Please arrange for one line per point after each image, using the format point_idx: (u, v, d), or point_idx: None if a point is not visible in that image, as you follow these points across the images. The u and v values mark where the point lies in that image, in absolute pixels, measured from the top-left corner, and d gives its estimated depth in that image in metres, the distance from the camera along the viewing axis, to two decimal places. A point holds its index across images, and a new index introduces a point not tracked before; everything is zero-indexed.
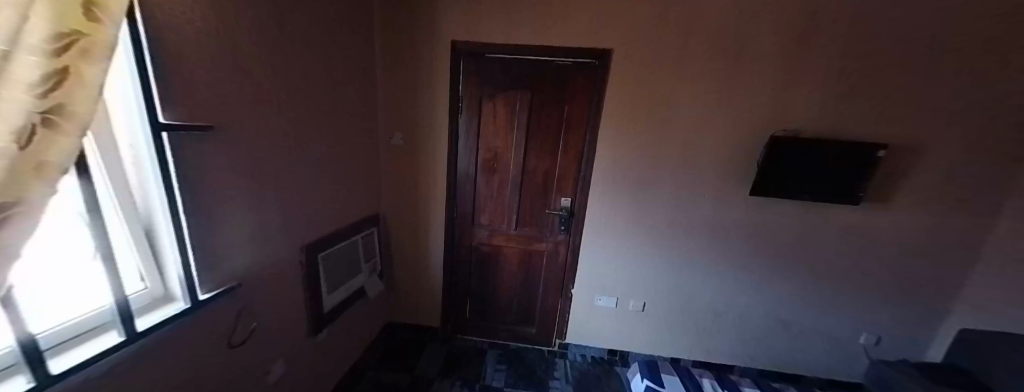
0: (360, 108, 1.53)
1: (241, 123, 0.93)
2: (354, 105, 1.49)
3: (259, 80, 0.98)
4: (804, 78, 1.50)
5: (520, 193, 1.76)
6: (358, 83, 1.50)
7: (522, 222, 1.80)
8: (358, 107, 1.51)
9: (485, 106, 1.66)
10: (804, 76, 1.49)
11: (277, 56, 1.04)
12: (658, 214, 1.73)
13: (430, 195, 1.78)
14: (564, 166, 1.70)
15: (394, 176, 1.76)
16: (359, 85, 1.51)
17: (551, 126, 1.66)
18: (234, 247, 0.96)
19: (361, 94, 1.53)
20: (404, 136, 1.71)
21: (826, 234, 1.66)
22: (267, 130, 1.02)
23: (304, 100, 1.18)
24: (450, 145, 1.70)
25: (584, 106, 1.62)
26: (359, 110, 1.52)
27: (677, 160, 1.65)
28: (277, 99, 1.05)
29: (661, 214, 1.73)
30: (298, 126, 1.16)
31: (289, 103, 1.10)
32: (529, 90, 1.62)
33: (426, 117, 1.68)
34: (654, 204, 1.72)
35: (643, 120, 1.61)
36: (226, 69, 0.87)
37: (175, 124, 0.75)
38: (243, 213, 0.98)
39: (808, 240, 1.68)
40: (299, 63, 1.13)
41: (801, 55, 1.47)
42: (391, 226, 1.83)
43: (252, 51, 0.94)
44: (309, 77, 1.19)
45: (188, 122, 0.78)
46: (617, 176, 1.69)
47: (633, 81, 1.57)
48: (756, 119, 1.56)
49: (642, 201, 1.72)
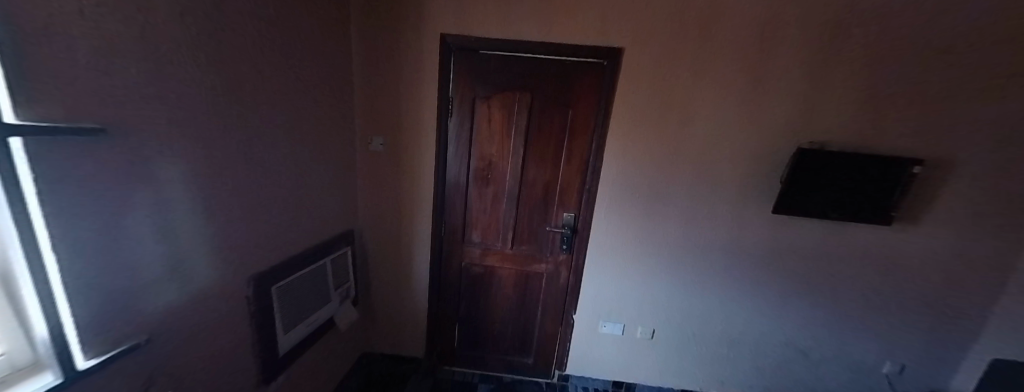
0: (329, 108, 1.30)
1: (157, 126, 0.71)
2: (323, 105, 1.26)
3: (182, 71, 0.75)
4: (834, 85, 1.34)
5: (518, 208, 1.56)
6: (328, 79, 1.27)
7: (519, 239, 1.60)
8: (327, 107, 1.29)
9: (479, 110, 1.46)
10: (835, 83, 1.34)
11: (213, 40, 0.81)
12: (670, 232, 1.55)
13: (415, 209, 1.56)
14: (568, 178, 1.51)
15: (373, 187, 1.54)
16: (329, 81, 1.28)
17: (554, 133, 1.47)
18: (149, 290, 0.72)
19: (332, 92, 1.30)
20: (385, 141, 1.48)
21: (853, 256, 1.52)
22: (196, 135, 0.79)
23: (253, 96, 0.95)
24: (438, 153, 1.49)
25: (590, 111, 1.44)
26: (328, 110, 1.29)
27: (693, 174, 1.48)
28: (211, 96, 0.82)
29: (673, 232, 1.55)
30: (244, 130, 0.93)
31: (229, 102, 0.87)
32: (529, 91, 1.43)
33: (411, 121, 1.46)
34: (666, 222, 1.54)
35: (656, 128, 1.44)
36: (132, 52, 0.64)
37: (41, 126, 0.51)
38: (161, 243, 0.74)
39: (832, 262, 1.53)
40: (246, 51, 0.91)
41: (832, 58, 1.32)
42: (368, 244, 1.60)
43: (172, 31, 0.72)
44: (261, 68, 0.96)
45: (65, 124, 0.55)
46: (627, 190, 1.51)
47: (646, 84, 1.39)
48: (780, 129, 1.40)
49: (653, 217, 1.54)
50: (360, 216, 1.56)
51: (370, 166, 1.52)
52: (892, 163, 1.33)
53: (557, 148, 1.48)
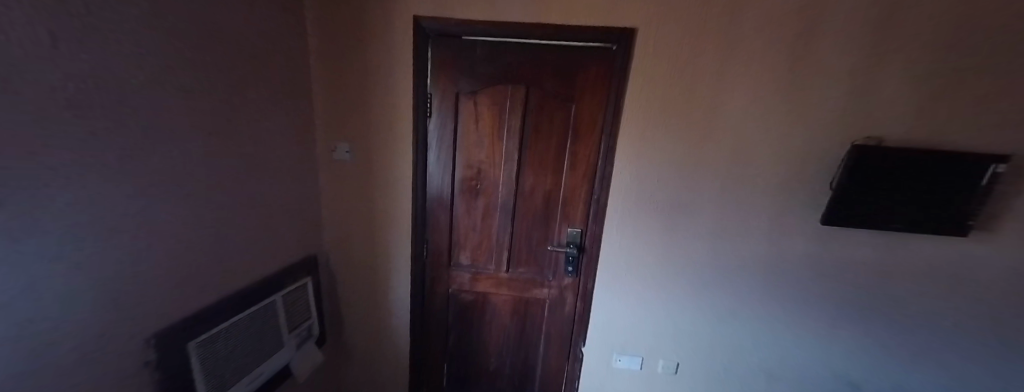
0: (276, 109, 1.05)
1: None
2: (267, 106, 1.01)
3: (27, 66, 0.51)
4: (898, 68, 1.09)
5: (514, 224, 1.31)
6: (273, 73, 1.03)
7: (516, 261, 1.35)
8: (273, 108, 1.04)
9: (465, 109, 1.22)
10: (899, 65, 1.09)
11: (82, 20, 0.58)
12: (694, 248, 1.31)
13: (390, 228, 1.31)
14: (571, 188, 1.27)
15: (339, 202, 1.29)
16: (275, 76, 1.03)
17: (554, 134, 1.23)
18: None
19: (280, 90, 1.06)
20: (351, 148, 1.23)
21: (914, 273, 1.27)
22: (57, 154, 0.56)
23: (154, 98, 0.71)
24: (415, 161, 1.24)
25: (597, 107, 1.19)
26: (274, 112, 1.04)
27: (721, 180, 1.23)
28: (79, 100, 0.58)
29: (699, 247, 1.30)
30: (141, 143, 0.69)
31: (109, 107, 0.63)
32: (522, 85, 1.19)
33: (382, 123, 1.21)
34: (690, 236, 1.29)
35: (677, 126, 1.19)
36: None
37: None
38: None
39: (888, 280, 1.29)
40: (137, 31, 0.66)
41: (895, 35, 1.07)
42: (336, 271, 1.35)
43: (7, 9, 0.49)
44: (163, 56, 0.72)
45: None
46: (643, 200, 1.26)
47: (666, 72, 1.14)
48: (830, 123, 1.15)
49: (675, 231, 1.29)
50: (324, 238, 1.32)
51: (334, 178, 1.27)
52: (970, 161, 1.08)
53: (558, 153, 1.24)
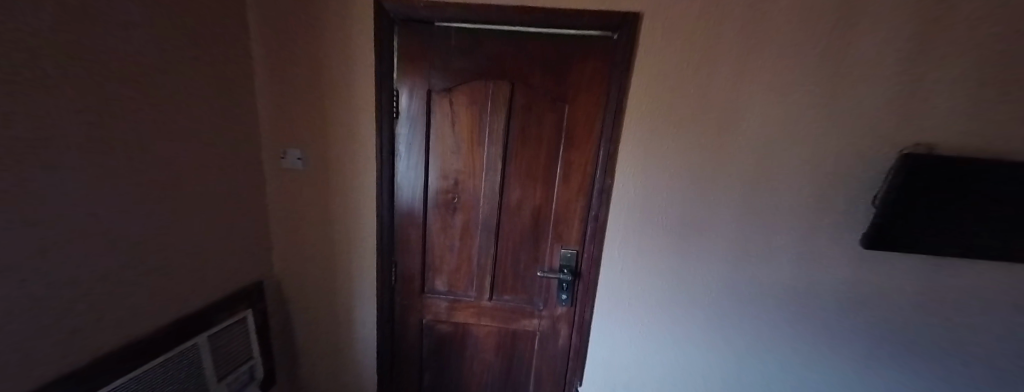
0: (200, 108, 0.86)
1: None
2: (185, 105, 0.83)
3: None
4: (973, 62, 0.87)
5: (498, 244, 1.12)
6: (194, 66, 0.84)
7: (501, 287, 1.16)
8: (195, 108, 0.85)
9: (438, 110, 1.03)
10: (975, 58, 0.87)
11: None
12: (709, 274, 1.11)
13: (349, 250, 1.12)
14: (564, 203, 1.07)
15: (290, 218, 1.10)
16: (198, 69, 0.85)
17: (544, 139, 1.04)
18: None
19: (206, 85, 0.87)
20: (303, 154, 1.04)
21: (982, 312, 1.04)
22: None
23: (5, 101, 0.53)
24: (378, 172, 1.05)
25: (594, 108, 1.00)
26: (197, 112, 0.86)
27: (739, 193, 1.03)
28: None
29: (714, 273, 1.11)
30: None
31: None
32: (506, 81, 1.00)
33: (339, 125, 1.02)
34: (705, 259, 1.10)
35: (690, 129, 0.99)
36: None
37: None
38: None
39: (946, 319, 1.07)
40: None
41: (972, 20, 0.85)
42: (287, 298, 1.16)
43: None
44: (14, 42, 0.53)
45: None
46: (650, 218, 1.07)
47: (678, 64, 0.95)
48: (875, 127, 0.95)
49: (687, 253, 1.09)
50: (273, 260, 1.13)
51: (283, 189, 1.08)
52: None
53: (548, 162, 1.05)
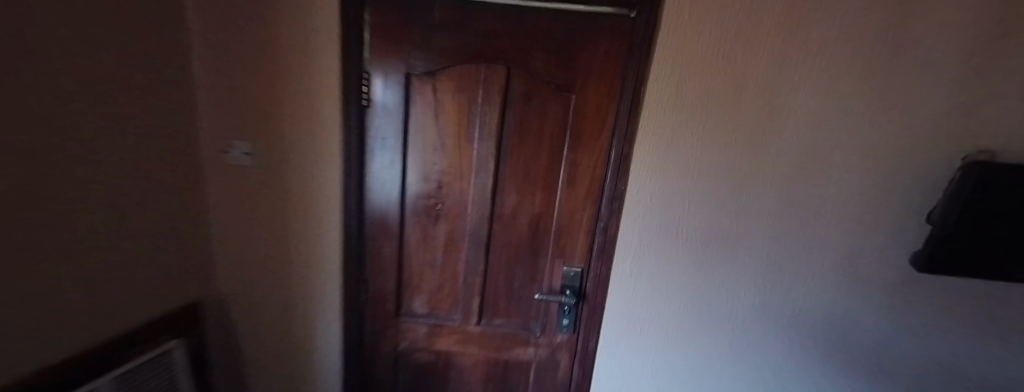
0: (124, 94, 0.69)
1: None
2: (108, 91, 0.66)
3: None
4: None
5: (489, 260, 0.95)
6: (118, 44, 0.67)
7: (491, 310, 0.98)
8: (119, 94, 0.68)
9: (418, 99, 0.86)
10: None
11: None
12: (736, 298, 0.94)
13: (308, 264, 0.93)
14: (568, 212, 0.90)
15: (236, 225, 0.92)
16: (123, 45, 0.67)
17: (545, 135, 0.87)
18: None
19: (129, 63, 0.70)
20: (252, 148, 0.86)
21: None
22: None
23: None
24: (344, 172, 0.87)
25: (605, 99, 0.84)
26: (120, 98, 0.68)
27: (777, 204, 0.87)
28: None
29: (742, 297, 0.94)
30: None
31: None
32: (501, 65, 0.83)
33: (297, 114, 0.84)
34: (732, 280, 0.93)
35: (720, 128, 0.82)
36: None
37: None
38: None
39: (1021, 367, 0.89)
40: None
41: None
42: (230, 318, 0.99)
43: None
44: None
45: None
46: (668, 231, 0.90)
47: (709, 49, 0.77)
48: (970, 131, 0.73)
49: (711, 274, 0.93)
50: (214, 274, 0.95)
51: (228, 190, 0.89)
52: None
53: (550, 163, 0.89)
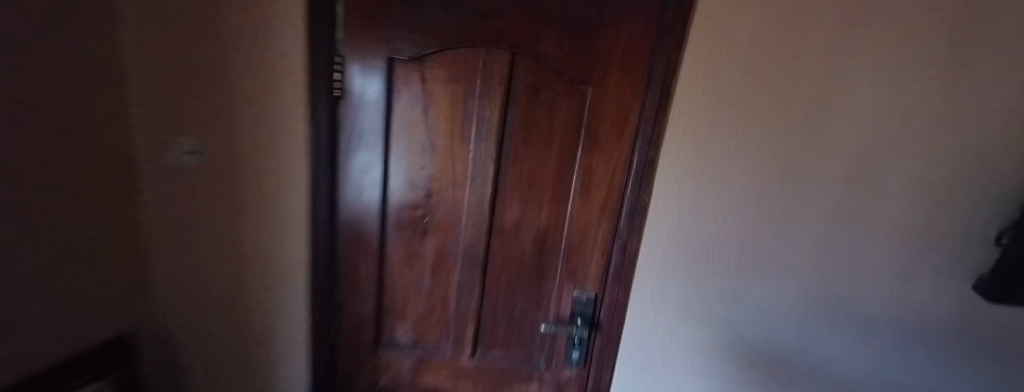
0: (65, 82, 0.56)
1: None
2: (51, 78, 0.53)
3: None
4: None
5: (487, 282, 0.80)
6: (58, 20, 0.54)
7: (489, 341, 0.84)
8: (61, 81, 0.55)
9: (403, 89, 0.71)
10: None
11: None
12: (774, 338, 0.74)
13: (269, 286, 0.78)
14: (580, 227, 0.77)
15: (182, 239, 0.76)
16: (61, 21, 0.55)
17: (555, 134, 0.73)
18: None
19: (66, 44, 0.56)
20: (199, 146, 0.71)
21: None
22: None
23: None
24: (311, 177, 0.72)
25: (627, 93, 0.70)
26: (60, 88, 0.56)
27: (841, 217, 0.65)
28: None
29: (783, 339, 0.74)
30: None
31: None
32: (503, 51, 0.69)
33: (255, 104, 0.69)
34: (769, 314, 0.73)
35: (771, 134, 0.64)
36: None
37: None
38: None
39: None
40: None
41: None
42: (175, 350, 0.83)
43: None
44: None
45: None
46: (698, 251, 0.73)
47: (762, 34, 0.60)
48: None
49: (742, 305, 0.74)
50: (155, 296, 0.80)
51: (169, 197, 0.73)
52: None
53: (561, 169, 0.75)
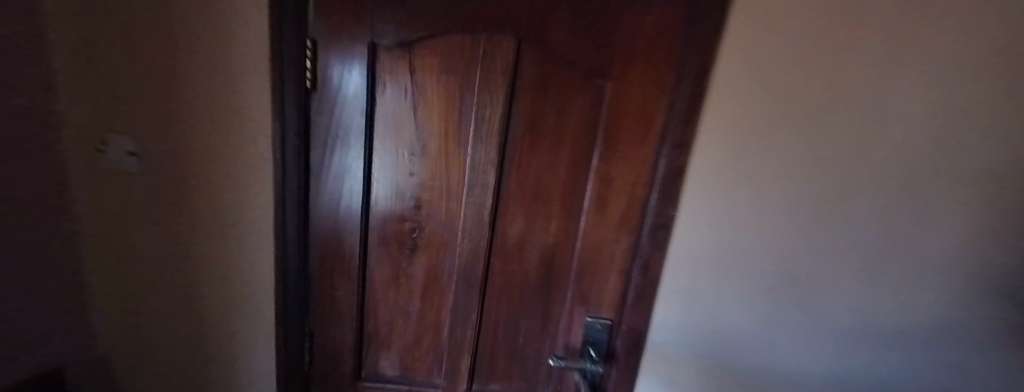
0: None
1: None
2: None
3: None
4: None
5: (485, 306, 0.69)
6: None
7: (486, 372, 0.73)
8: None
9: (388, 81, 0.60)
10: None
11: None
12: (776, 351, 0.64)
13: (231, 312, 0.66)
14: (593, 244, 0.66)
15: (124, 257, 0.64)
16: None
17: (565, 137, 0.63)
18: None
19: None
20: (138, 147, 0.58)
21: None
22: None
23: None
24: (278, 185, 0.60)
25: (653, 89, 0.59)
26: None
27: (877, 220, 0.54)
28: None
29: (782, 352, 0.64)
30: None
31: None
32: (508, 37, 0.58)
33: (207, 97, 0.57)
34: (775, 326, 0.62)
35: (817, 139, 0.53)
36: None
37: None
38: None
39: None
40: None
41: None
42: (123, 381, 0.71)
43: None
44: None
45: None
46: (732, 271, 0.62)
47: (822, 20, 0.48)
48: None
49: (746, 316, 0.63)
50: (95, 323, 0.68)
51: (107, 208, 0.61)
52: None
53: (573, 177, 0.64)
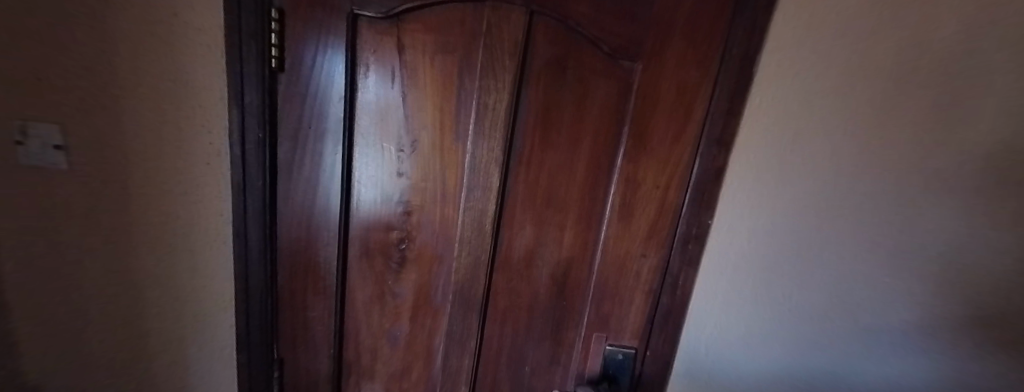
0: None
1: None
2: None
3: None
4: None
5: (484, 332, 0.59)
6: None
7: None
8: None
9: (371, 62, 0.50)
10: None
11: None
12: (743, 378, 0.54)
13: (186, 332, 0.56)
14: (615, 260, 0.55)
15: (40, 273, 0.50)
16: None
17: (583, 130, 0.52)
18: None
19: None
20: (66, 139, 0.45)
21: None
22: None
23: None
24: (236, 187, 0.50)
25: (694, 74, 0.48)
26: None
27: (934, 238, 0.40)
28: None
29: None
30: None
31: None
32: (518, 7, 0.48)
33: (149, 70, 0.44)
34: (751, 348, 0.53)
35: (883, 139, 0.41)
36: None
37: None
38: None
39: None
40: None
41: None
42: None
43: None
44: None
45: None
46: (784, 297, 0.49)
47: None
48: None
49: (722, 332, 0.53)
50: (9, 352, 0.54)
51: (16, 211, 0.47)
52: None
53: (592, 180, 0.54)
